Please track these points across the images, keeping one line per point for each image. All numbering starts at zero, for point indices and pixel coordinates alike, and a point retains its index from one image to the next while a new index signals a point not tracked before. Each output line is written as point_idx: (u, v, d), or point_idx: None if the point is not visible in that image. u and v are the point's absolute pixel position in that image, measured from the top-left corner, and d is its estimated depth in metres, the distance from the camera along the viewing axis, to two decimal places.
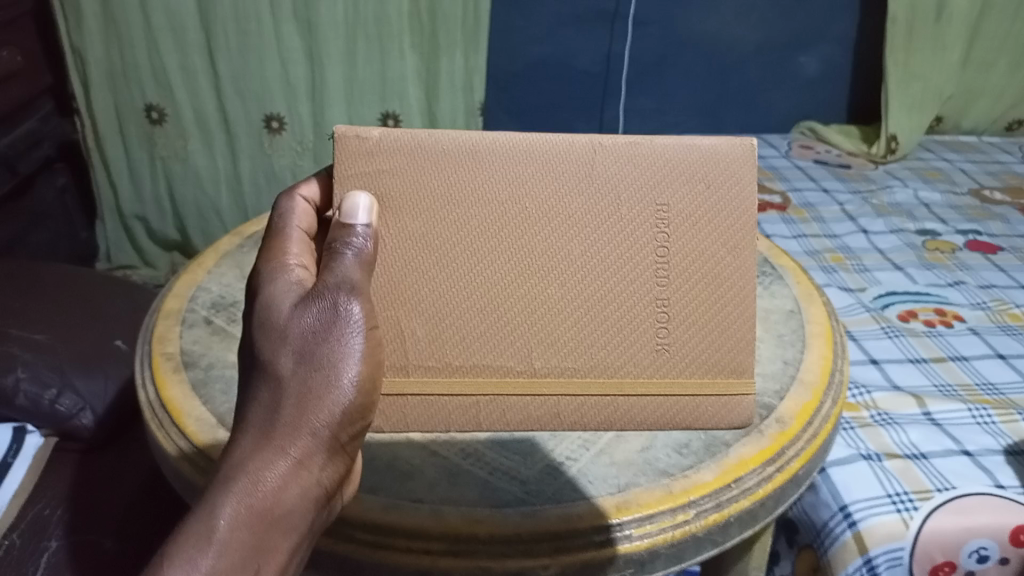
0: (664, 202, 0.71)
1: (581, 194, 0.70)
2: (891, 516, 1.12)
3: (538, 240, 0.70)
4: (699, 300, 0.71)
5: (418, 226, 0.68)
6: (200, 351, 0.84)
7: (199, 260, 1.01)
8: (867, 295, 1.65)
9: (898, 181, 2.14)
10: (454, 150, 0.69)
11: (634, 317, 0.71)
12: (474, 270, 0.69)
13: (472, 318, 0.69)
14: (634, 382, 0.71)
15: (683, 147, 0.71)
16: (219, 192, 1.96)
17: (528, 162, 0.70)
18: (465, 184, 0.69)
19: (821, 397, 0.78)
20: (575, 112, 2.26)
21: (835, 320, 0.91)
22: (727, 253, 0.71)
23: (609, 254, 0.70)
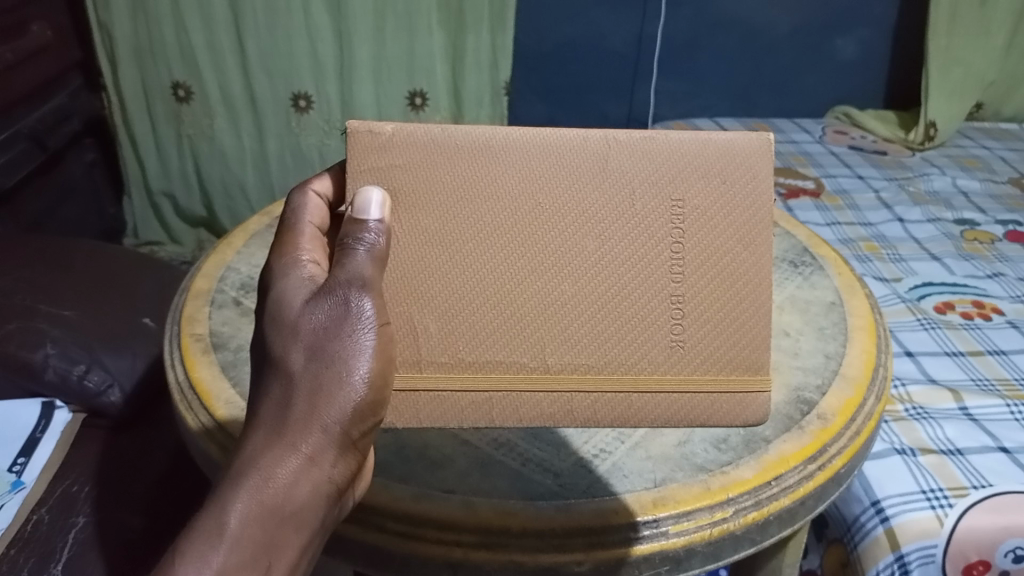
0: (680, 197, 0.63)
1: (593, 190, 0.63)
2: (925, 514, 1.09)
3: (551, 238, 0.62)
4: (715, 297, 0.63)
5: (430, 222, 0.61)
6: (230, 332, 0.83)
7: (228, 239, 1.00)
8: (903, 285, 1.62)
9: (935, 169, 2.09)
10: (467, 144, 0.62)
11: (646, 314, 0.62)
12: (486, 269, 0.62)
13: (481, 316, 0.61)
14: (650, 382, 0.62)
15: (698, 143, 0.63)
16: (245, 171, 1.94)
17: (541, 155, 0.62)
18: (479, 179, 0.62)
19: (864, 392, 0.76)
20: (606, 94, 2.23)
21: (878, 313, 0.88)
22: (743, 248, 0.63)
23: (622, 250, 0.62)
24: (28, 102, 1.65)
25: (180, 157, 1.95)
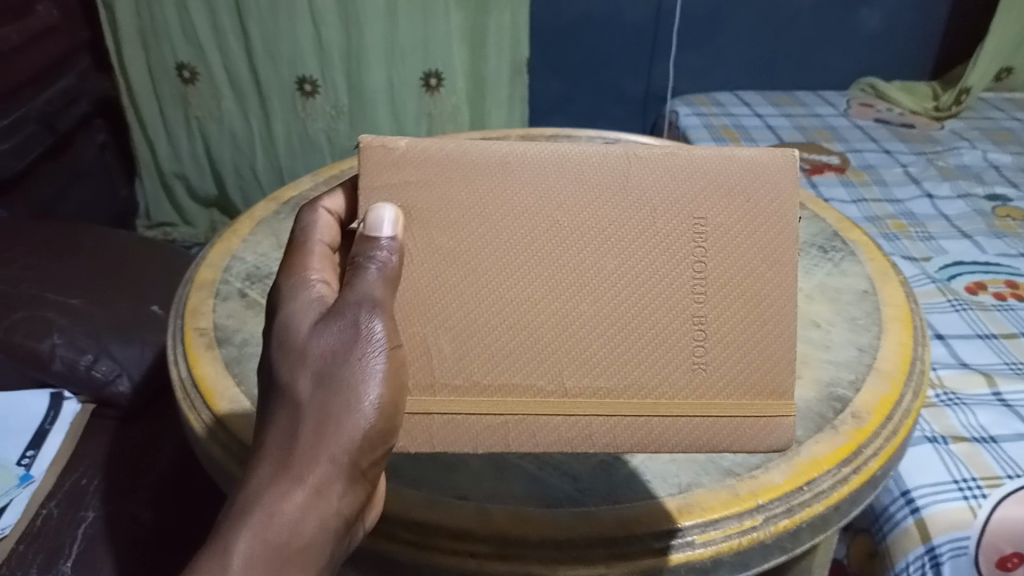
0: (702, 214, 0.59)
1: (613, 207, 0.59)
2: (958, 504, 1.04)
3: (569, 255, 0.58)
4: (740, 321, 0.59)
5: (444, 239, 0.58)
6: (234, 326, 0.80)
7: (234, 227, 0.96)
8: (931, 265, 1.56)
9: (965, 143, 2.02)
10: (483, 160, 0.59)
11: (667, 335, 0.58)
12: (502, 288, 0.58)
13: (496, 337, 0.57)
14: (667, 405, 0.57)
15: (721, 159, 0.60)
16: (255, 153, 1.92)
17: (558, 171, 0.59)
18: (495, 196, 0.58)
19: (901, 389, 0.72)
20: (623, 70, 2.17)
21: (914, 301, 0.83)
22: (767, 267, 0.59)
23: (643, 270, 0.58)
24: (35, 85, 1.62)
25: (189, 139, 1.92)
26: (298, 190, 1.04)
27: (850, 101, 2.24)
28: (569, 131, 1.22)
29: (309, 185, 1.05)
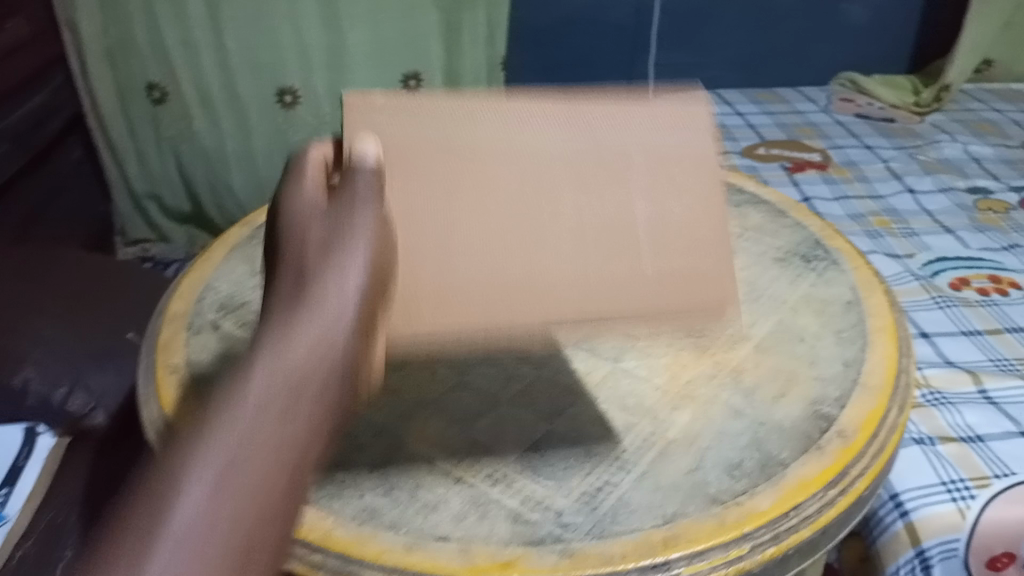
0: (637, 151, 0.67)
1: (565, 147, 0.67)
2: (947, 507, 1.04)
3: (533, 190, 0.66)
4: (677, 243, 0.67)
5: (423, 184, 0.64)
6: (208, 360, 0.78)
7: (207, 254, 0.94)
8: (916, 261, 1.56)
9: (945, 136, 2.02)
10: (452, 113, 0.66)
11: (617, 259, 0.66)
12: (479, 227, 0.64)
13: (478, 271, 0.63)
14: (626, 315, 0.64)
15: (647, 107, 0.69)
16: (231, 171, 1.89)
17: (519, 123, 0.67)
18: (465, 144, 0.65)
19: (888, 404, 0.71)
20: (603, 70, 2.16)
21: (898, 312, 0.83)
22: (693, 200, 0.68)
23: (594, 201, 0.66)
24: (8, 101, 1.59)
25: (163, 158, 1.90)
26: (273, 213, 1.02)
27: (830, 95, 2.23)
28: (547, 142, 1.20)
29: None
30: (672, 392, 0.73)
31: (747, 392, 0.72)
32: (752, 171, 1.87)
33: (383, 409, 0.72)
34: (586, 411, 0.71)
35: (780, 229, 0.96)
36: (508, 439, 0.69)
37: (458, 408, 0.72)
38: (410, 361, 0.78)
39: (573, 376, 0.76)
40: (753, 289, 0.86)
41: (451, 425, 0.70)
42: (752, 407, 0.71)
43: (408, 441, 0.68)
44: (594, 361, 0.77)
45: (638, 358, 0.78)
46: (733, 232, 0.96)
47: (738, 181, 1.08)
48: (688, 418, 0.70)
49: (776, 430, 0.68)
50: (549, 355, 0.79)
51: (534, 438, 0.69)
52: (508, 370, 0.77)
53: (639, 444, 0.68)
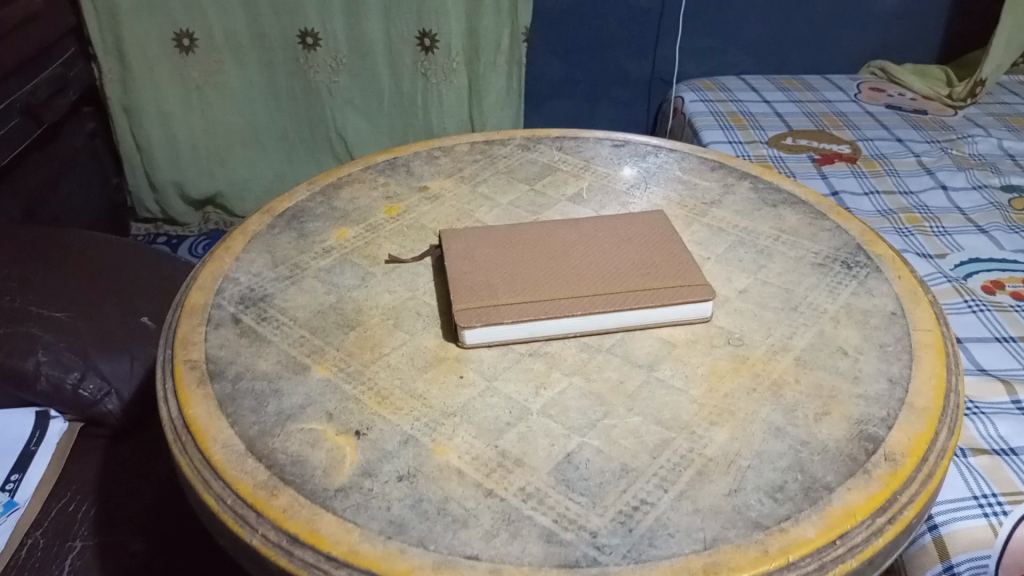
0: (622, 227, 0.90)
1: (572, 232, 0.89)
2: (978, 522, 0.99)
3: (553, 251, 0.86)
4: (661, 259, 0.83)
5: (475, 255, 0.85)
6: (228, 358, 0.75)
7: (226, 243, 0.91)
8: (947, 262, 1.52)
9: (979, 130, 1.96)
10: (498, 227, 0.90)
11: (620, 271, 0.82)
12: (518, 271, 0.82)
13: (519, 288, 0.79)
14: (626, 290, 0.79)
15: (622, 217, 0.92)
16: (257, 114, 1.97)
17: (538, 227, 0.91)
18: (503, 238, 0.88)
19: (936, 427, 0.67)
20: (626, 52, 2.11)
21: (945, 325, 0.79)
22: (668, 240, 0.86)
23: (597, 249, 0.86)
24: (22, 74, 1.56)
25: (186, 113, 1.93)
26: (292, 201, 0.99)
27: (860, 85, 2.19)
28: (574, 132, 1.16)
29: (304, 195, 1.00)
30: (709, 407, 0.70)
31: (788, 409, 0.69)
32: (779, 162, 1.83)
33: (408, 415, 0.69)
34: (619, 423, 0.69)
35: (820, 233, 0.92)
36: (540, 450, 0.66)
37: (487, 416, 0.69)
38: (436, 363, 0.75)
39: (606, 384, 0.73)
40: (792, 297, 0.83)
41: (479, 435, 0.67)
42: (794, 425, 0.67)
43: (435, 451, 0.66)
44: (628, 369, 0.74)
45: (673, 368, 0.74)
46: (770, 235, 0.92)
47: (775, 179, 1.03)
48: (727, 435, 0.67)
49: (819, 451, 0.65)
50: (580, 362, 0.75)
51: (566, 451, 0.66)
52: (540, 377, 0.74)
53: (676, 462, 0.65)
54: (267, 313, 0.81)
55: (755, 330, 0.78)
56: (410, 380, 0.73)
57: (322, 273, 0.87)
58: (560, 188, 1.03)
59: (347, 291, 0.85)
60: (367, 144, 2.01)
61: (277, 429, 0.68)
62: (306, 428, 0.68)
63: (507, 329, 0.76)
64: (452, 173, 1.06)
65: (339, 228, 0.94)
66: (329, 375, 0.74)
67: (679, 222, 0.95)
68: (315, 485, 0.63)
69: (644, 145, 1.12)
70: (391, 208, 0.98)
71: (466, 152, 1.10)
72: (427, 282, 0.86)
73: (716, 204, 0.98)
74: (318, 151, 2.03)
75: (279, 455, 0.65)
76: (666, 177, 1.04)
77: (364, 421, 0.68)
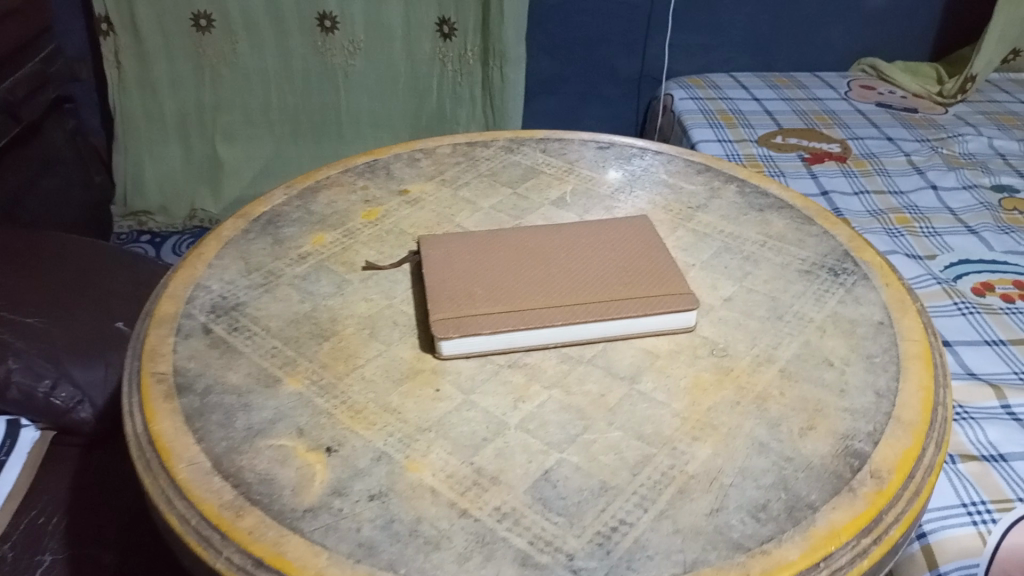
0: (604, 233, 0.88)
1: (554, 236, 0.88)
2: (966, 530, 0.97)
3: (534, 256, 0.84)
4: (643, 265, 0.81)
5: (453, 262, 0.82)
6: (197, 370, 0.73)
7: (199, 249, 0.88)
8: (937, 264, 1.51)
9: (971, 129, 1.95)
10: (478, 234, 0.88)
11: (603, 276, 0.80)
12: (497, 278, 0.80)
13: (498, 295, 0.77)
14: (609, 295, 0.77)
15: (606, 223, 0.90)
16: (269, 96, 1.95)
17: (519, 232, 0.88)
18: (484, 244, 0.86)
19: (924, 442, 0.66)
20: (616, 49, 2.08)
21: (933, 334, 0.77)
22: (652, 246, 0.84)
23: (579, 254, 0.84)
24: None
25: (198, 88, 1.93)
26: (268, 205, 0.96)
27: (850, 82, 2.18)
28: (559, 133, 1.14)
29: (281, 199, 0.98)
30: (691, 421, 0.68)
31: (772, 423, 0.67)
32: (769, 161, 1.81)
33: (381, 430, 0.67)
34: (599, 439, 0.67)
35: (807, 238, 0.90)
36: (516, 467, 0.64)
37: (463, 431, 0.67)
38: (412, 376, 0.73)
39: (586, 397, 0.71)
40: (777, 306, 0.81)
41: (454, 451, 0.65)
42: (779, 440, 0.66)
43: (408, 468, 0.64)
44: (609, 381, 0.72)
45: (655, 380, 0.72)
46: (756, 241, 0.90)
47: (762, 183, 1.01)
48: (709, 450, 0.65)
49: (803, 467, 0.63)
50: (559, 374, 0.73)
51: (543, 468, 0.64)
52: (518, 390, 0.72)
53: (656, 479, 0.63)
54: (239, 322, 0.79)
55: (740, 340, 0.77)
56: (384, 394, 0.71)
57: (296, 281, 0.85)
58: (544, 191, 1.01)
59: (322, 299, 0.82)
60: (379, 127, 2.00)
61: (245, 445, 0.66)
62: (275, 444, 0.66)
63: (486, 339, 0.74)
64: (433, 176, 1.04)
65: (315, 233, 0.92)
66: (301, 388, 0.71)
67: (664, 227, 0.93)
68: (282, 505, 0.60)
69: (630, 147, 1.10)
70: (369, 212, 0.96)
71: (449, 154, 1.08)
72: (404, 290, 0.84)
73: (702, 208, 0.96)
74: (327, 134, 2.01)
75: (246, 474, 0.63)
76: (652, 180, 1.02)
77: (335, 437, 0.66)
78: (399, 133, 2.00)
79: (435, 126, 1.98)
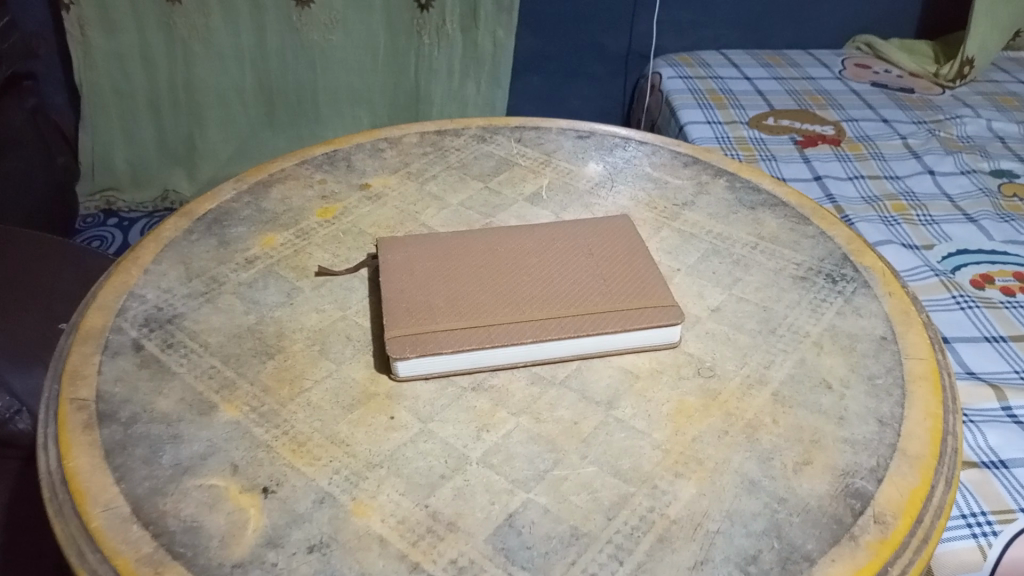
0: (583, 234, 0.80)
1: (529, 237, 0.80)
2: (965, 544, 0.89)
3: (506, 262, 0.76)
4: (623, 274, 0.74)
5: (416, 269, 0.75)
6: (122, 395, 0.65)
7: (134, 254, 0.80)
8: (934, 254, 1.44)
9: (968, 110, 1.87)
10: (445, 236, 0.80)
11: (579, 288, 0.72)
12: (462, 289, 0.72)
13: (461, 309, 0.69)
14: (585, 309, 0.69)
15: (585, 223, 0.82)
16: (244, 73, 1.84)
17: (490, 233, 0.81)
18: (451, 247, 0.78)
19: (933, 480, 0.59)
20: (602, 26, 1.99)
21: (941, 353, 0.70)
22: (634, 251, 0.77)
23: (555, 260, 0.76)
24: None
25: (169, 63, 1.82)
26: (216, 201, 0.88)
27: (845, 60, 2.10)
28: (537, 121, 1.06)
29: (230, 194, 0.89)
30: (674, 454, 0.61)
31: (764, 457, 0.60)
32: (760, 144, 1.73)
33: (326, 466, 0.60)
34: (570, 475, 0.60)
35: (802, 240, 0.83)
36: (476, 511, 0.57)
37: (417, 467, 0.60)
38: (365, 401, 0.65)
39: (557, 426, 0.63)
40: (770, 318, 0.74)
41: (407, 491, 0.58)
42: (771, 478, 0.59)
43: (354, 513, 0.57)
44: (582, 407, 0.65)
45: (634, 406, 0.65)
46: (747, 243, 0.83)
47: (754, 177, 0.93)
48: (693, 490, 0.58)
49: (798, 511, 0.56)
50: (528, 399, 0.66)
51: (507, 511, 0.57)
52: (482, 418, 0.64)
53: (634, 525, 0.56)
54: (175, 337, 0.71)
55: (729, 358, 0.69)
56: (332, 422, 0.63)
57: (242, 289, 0.77)
58: (518, 186, 0.93)
59: (269, 310, 0.74)
60: (359, 106, 1.89)
61: (171, 486, 0.58)
62: (205, 485, 0.58)
63: (447, 360, 0.66)
64: (398, 168, 0.95)
65: (265, 233, 0.84)
66: (238, 416, 0.64)
67: (648, 227, 0.85)
68: (208, 560, 0.53)
69: (611, 137, 1.02)
70: (326, 209, 0.88)
71: (415, 144, 1.00)
72: (360, 299, 0.76)
73: (689, 205, 0.89)
74: (304, 115, 1.90)
75: (170, 521, 0.56)
76: (635, 173, 0.94)
77: (274, 475, 0.59)
78: (379, 112, 1.90)
79: (416, 106, 1.88)
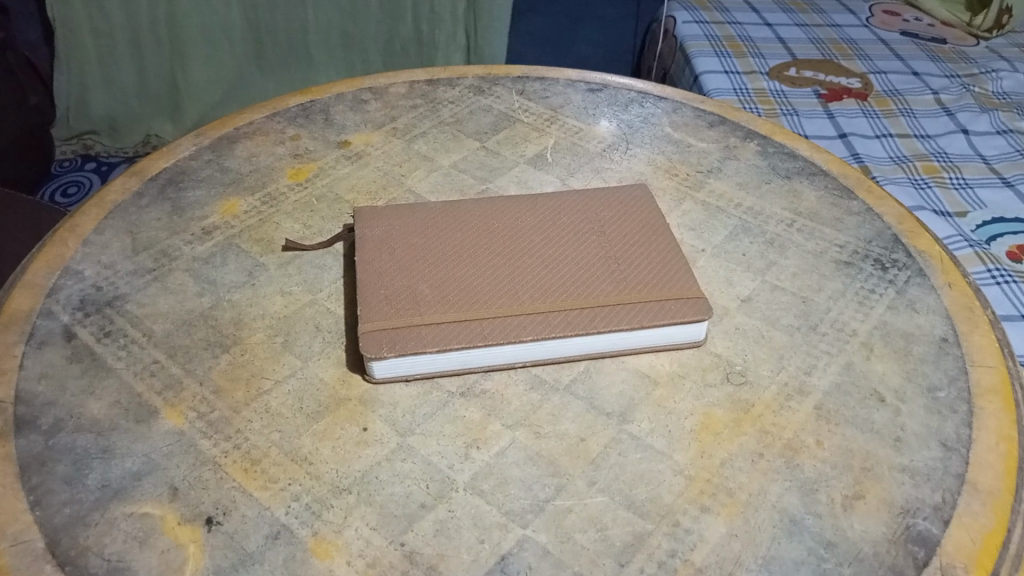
0: (595, 208, 0.69)
1: (532, 210, 0.69)
2: None
3: (506, 240, 0.65)
4: (641, 258, 0.63)
5: (400, 245, 0.64)
6: (47, 396, 0.55)
7: (72, 220, 0.69)
8: (968, 221, 1.33)
9: (1005, 64, 1.73)
10: (435, 207, 0.69)
11: (589, 274, 0.61)
12: (452, 272, 0.61)
13: (450, 298, 0.59)
14: (595, 301, 0.59)
15: (597, 192, 0.71)
16: (231, 8, 1.69)
17: (487, 204, 0.69)
18: (441, 220, 0.67)
19: (1010, 522, 0.49)
20: None
21: (1012, 360, 0.59)
22: (652, 230, 0.66)
23: (561, 239, 0.65)
24: None
25: None
26: (172, 158, 0.77)
27: (873, 6, 1.95)
28: (542, 71, 0.93)
29: (189, 150, 0.78)
30: (698, 481, 0.51)
31: (806, 489, 0.51)
32: (781, 97, 1.60)
33: (283, 492, 0.50)
34: (576, 507, 0.50)
35: (845, 218, 0.72)
36: (461, 552, 0.47)
37: (392, 494, 0.50)
38: (333, 408, 0.55)
39: (560, 443, 0.53)
40: (809, 312, 0.63)
41: (378, 525, 0.48)
42: (816, 517, 0.49)
43: (314, 553, 0.47)
44: (590, 420, 0.55)
45: (651, 419, 0.55)
46: (782, 220, 0.72)
47: (789, 141, 0.82)
48: (723, 529, 0.49)
49: (850, 560, 0.47)
50: (526, 408, 0.56)
51: (499, 553, 0.47)
52: (472, 431, 0.54)
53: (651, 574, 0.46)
54: (114, 324, 0.61)
55: (762, 360, 0.59)
56: (293, 435, 0.53)
57: (196, 265, 0.66)
58: (518, 146, 0.81)
59: (226, 292, 0.64)
60: (352, 50, 1.76)
61: (96, 514, 0.48)
62: (139, 513, 0.49)
63: (430, 358, 0.56)
64: (383, 124, 0.84)
65: (227, 198, 0.73)
66: (183, 426, 0.54)
67: (667, 199, 0.74)
68: None
69: (626, 91, 0.90)
70: (298, 171, 0.77)
71: (403, 95, 0.88)
72: (333, 280, 0.65)
73: (715, 173, 0.78)
74: (293, 57, 1.76)
75: (92, 561, 0.46)
76: (653, 134, 0.83)
77: (220, 501, 0.49)
78: (373, 57, 1.77)
79: (414, 51, 1.75)
